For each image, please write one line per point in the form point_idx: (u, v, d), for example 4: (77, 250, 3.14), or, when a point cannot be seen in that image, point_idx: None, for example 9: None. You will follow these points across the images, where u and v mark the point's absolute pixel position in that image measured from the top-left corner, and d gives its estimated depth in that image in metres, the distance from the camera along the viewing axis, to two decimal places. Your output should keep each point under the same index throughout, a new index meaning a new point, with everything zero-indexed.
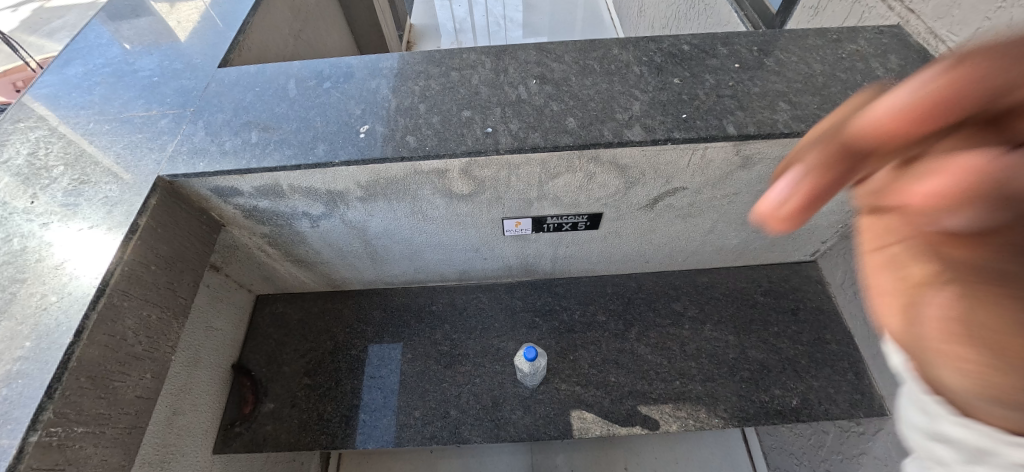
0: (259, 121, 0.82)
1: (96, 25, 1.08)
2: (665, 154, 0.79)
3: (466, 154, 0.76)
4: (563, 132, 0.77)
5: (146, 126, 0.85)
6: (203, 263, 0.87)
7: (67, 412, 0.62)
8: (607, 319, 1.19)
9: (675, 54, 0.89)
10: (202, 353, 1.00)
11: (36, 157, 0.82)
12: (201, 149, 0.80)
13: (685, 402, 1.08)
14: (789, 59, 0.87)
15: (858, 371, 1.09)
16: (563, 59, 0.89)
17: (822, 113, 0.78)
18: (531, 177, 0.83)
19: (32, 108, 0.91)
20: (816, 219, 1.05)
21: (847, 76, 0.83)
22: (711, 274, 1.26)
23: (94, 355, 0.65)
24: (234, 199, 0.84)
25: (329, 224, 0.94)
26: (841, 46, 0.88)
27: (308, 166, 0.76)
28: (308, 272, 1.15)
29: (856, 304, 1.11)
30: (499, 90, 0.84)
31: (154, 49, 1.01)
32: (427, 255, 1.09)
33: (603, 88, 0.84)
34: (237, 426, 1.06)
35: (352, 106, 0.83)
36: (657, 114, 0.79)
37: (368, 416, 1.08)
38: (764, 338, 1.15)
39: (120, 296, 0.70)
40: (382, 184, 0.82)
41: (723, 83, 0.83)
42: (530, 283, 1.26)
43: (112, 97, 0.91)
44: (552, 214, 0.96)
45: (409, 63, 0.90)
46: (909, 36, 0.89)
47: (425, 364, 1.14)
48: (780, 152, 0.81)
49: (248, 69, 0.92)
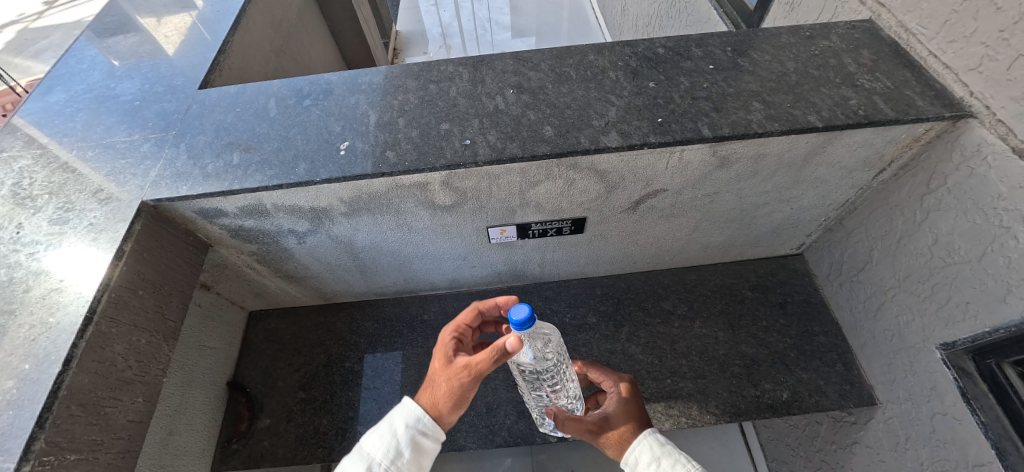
0: (240, 142, 0.83)
1: (76, 49, 1.09)
2: (643, 158, 0.80)
3: (445, 167, 0.77)
4: (541, 141, 0.78)
5: (129, 151, 0.86)
6: (191, 284, 0.88)
7: (59, 440, 0.62)
8: (597, 320, 1.20)
9: (650, 58, 0.90)
10: (196, 373, 1.01)
11: (21, 187, 0.83)
12: (184, 173, 0.80)
13: (677, 400, 1.09)
14: (762, 58, 0.88)
15: (846, 362, 1.10)
16: (540, 67, 0.90)
17: (796, 111, 0.79)
18: (512, 187, 0.84)
19: (16, 137, 0.91)
20: (799, 213, 1.06)
21: (820, 72, 0.84)
22: (699, 271, 1.27)
23: (84, 383, 0.66)
24: (219, 219, 0.85)
25: (316, 240, 0.95)
26: (813, 43, 0.89)
27: (290, 185, 0.77)
28: (299, 287, 1.15)
29: (842, 296, 1.13)
30: (477, 101, 0.86)
31: (135, 73, 1.01)
32: (415, 265, 1.10)
33: (580, 95, 0.84)
34: (235, 443, 1.08)
35: (332, 124, 0.84)
36: (633, 119, 0.80)
37: (364, 428, 1.09)
38: (753, 332, 1.16)
39: (109, 323, 0.71)
40: (365, 198, 0.83)
41: (698, 85, 0.84)
42: (520, 288, 1.27)
43: (94, 124, 0.92)
44: (537, 220, 0.97)
45: (388, 77, 0.91)
46: (881, 30, 0.89)
47: (419, 374, 1.15)
48: (757, 151, 0.82)
49: (229, 89, 0.93)
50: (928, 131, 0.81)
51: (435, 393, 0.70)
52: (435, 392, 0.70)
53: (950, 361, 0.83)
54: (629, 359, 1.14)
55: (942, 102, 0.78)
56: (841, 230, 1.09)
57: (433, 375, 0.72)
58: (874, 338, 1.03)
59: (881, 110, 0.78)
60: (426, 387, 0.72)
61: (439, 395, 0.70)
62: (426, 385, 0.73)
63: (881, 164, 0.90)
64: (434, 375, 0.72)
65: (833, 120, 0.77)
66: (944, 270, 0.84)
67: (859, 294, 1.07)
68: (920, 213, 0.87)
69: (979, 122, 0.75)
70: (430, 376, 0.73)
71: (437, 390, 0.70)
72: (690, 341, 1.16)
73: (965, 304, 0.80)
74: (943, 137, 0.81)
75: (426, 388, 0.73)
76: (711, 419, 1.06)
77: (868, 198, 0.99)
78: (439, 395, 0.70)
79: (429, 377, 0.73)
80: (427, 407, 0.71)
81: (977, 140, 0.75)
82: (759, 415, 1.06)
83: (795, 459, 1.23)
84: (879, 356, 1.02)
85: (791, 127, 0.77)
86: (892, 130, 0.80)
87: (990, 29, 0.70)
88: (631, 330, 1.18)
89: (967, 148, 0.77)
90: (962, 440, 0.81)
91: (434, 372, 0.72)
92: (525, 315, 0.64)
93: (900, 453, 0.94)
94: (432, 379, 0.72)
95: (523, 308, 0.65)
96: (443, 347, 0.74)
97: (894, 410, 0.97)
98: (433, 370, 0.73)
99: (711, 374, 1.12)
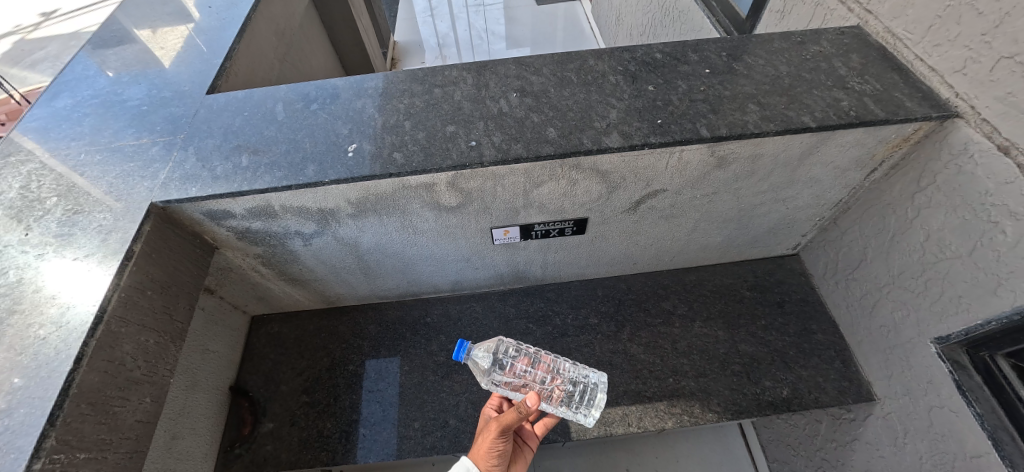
0: (249, 144, 0.85)
1: (83, 55, 1.10)
2: (643, 158, 0.82)
3: (451, 168, 0.78)
4: (545, 142, 0.80)
5: (137, 154, 0.87)
6: (198, 286, 0.89)
7: (69, 439, 0.62)
8: (599, 321, 1.22)
9: (648, 63, 0.93)
10: (199, 377, 1.01)
11: (29, 189, 0.83)
12: (193, 175, 0.81)
13: (679, 398, 1.10)
14: (756, 62, 0.91)
15: (844, 359, 1.12)
16: (542, 72, 0.93)
17: (790, 112, 0.81)
18: (517, 187, 0.86)
19: (22, 141, 0.92)
20: (795, 213, 1.09)
21: (812, 75, 0.87)
22: (698, 272, 1.29)
23: (94, 381, 0.66)
24: (227, 221, 0.86)
25: (322, 242, 0.96)
26: (805, 48, 0.92)
27: (299, 186, 0.78)
28: (302, 291, 1.16)
29: (838, 294, 1.15)
30: (481, 104, 0.88)
31: (142, 79, 1.03)
32: (420, 268, 1.11)
33: (581, 97, 0.87)
34: (238, 448, 1.08)
35: (339, 127, 0.86)
36: (633, 120, 0.82)
37: (367, 430, 1.09)
38: (752, 331, 1.18)
39: (118, 323, 0.71)
40: (372, 200, 0.84)
41: (696, 88, 0.87)
42: (522, 290, 1.28)
43: (102, 128, 0.93)
44: (540, 221, 0.98)
45: (393, 82, 0.93)
46: (869, 35, 0.93)
47: (422, 376, 1.15)
48: (753, 151, 0.85)
49: (237, 94, 0.95)
50: (916, 132, 0.83)
51: (484, 446, 0.85)
52: (484, 446, 0.85)
53: (945, 354, 0.85)
54: (631, 359, 1.16)
55: (929, 102, 0.80)
56: (836, 230, 1.12)
57: (478, 441, 0.88)
58: (871, 334, 1.05)
59: (871, 110, 0.81)
60: (476, 448, 0.86)
61: (485, 448, 0.85)
62: (476, 445, 0.87)
63: (872, 164, 0.93)
64: (478, 442, 0.87)
65: (826, 120, 0.80)
66: (936, 265, 0.86)
67: (855, 292, 1.09)
68: (911, 211, 0.90)
69: (965, 122, 0.77)
70: (476, 447, 0.87)
71: (484, 446, 0.85)
72: (691, 340, 1.18)
73: (958, 298, 0.83)
74: (931, 136, 0.84)
75: (476, 446, 0.87)
76: (714, 417, 1.07)
77: (861, 197, 1.02)
78: (484, 450, 0.85)
79: (475, 444, 0.88)
80: (479, 459, 0.85)
81: (964, 139, 0.78)
82: (761, 412, 1.08)
83: (796, 460, 1.23)
84: (876, 352, 1.04)
85: (786, 128, 0.79)
86: (883, 130, 0.83)
87: (972, 33, 0.73)
88: (632, 330, 1.20)
89: (955, 146, 0.80)
90: (959, 431, 0.82)
91: (479, 439, 0.88)
92: (459, 343, 0.84)
93: (900, 447, 0.95)
94: (478, 443, 0.87)
95: (465, 344, 0.85)
96: (482, 429, 0.90)
97: (892, 405, 0.98)
98: (477, 440, 0.88)
99: (713, 373, 1.13)
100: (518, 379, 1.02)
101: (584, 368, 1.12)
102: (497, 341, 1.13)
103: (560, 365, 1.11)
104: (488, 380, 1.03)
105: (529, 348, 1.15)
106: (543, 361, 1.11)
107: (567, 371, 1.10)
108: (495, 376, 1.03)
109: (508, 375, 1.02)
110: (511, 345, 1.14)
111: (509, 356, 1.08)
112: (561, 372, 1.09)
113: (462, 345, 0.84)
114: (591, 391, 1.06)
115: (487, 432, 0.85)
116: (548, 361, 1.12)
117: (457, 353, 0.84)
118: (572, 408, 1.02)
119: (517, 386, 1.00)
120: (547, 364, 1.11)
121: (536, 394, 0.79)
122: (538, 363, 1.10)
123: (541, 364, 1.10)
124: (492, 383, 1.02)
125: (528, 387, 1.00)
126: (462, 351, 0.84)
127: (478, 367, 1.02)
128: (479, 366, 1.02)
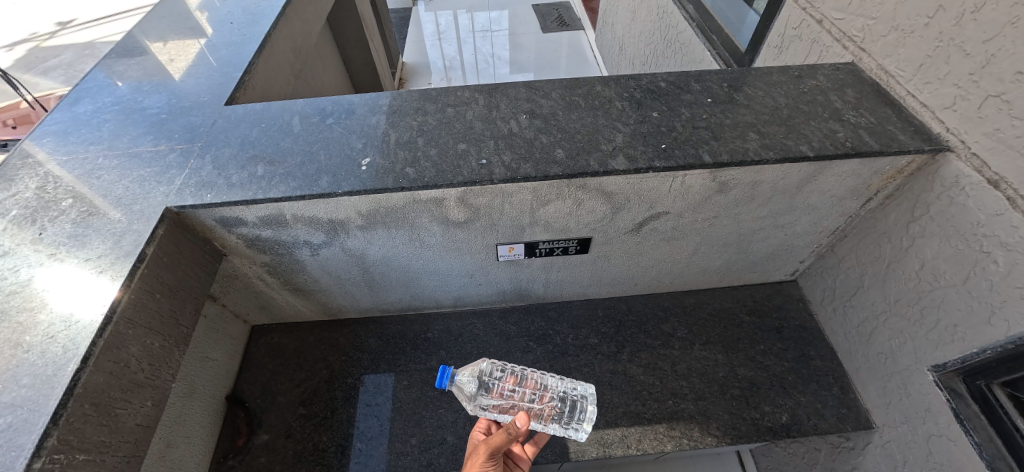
0: (264, 155, 0.87)
1: (104, 64, 1.14)
2: (647, 181, 0.85)
3: (462, 184, 0.80)
4: (552, 163, 0.83)
5: (154, 161, 0.89)
6: (203, 292, 0.89)
7: (70, 439, 0.62)
8: (599, 341, 1.23)
9: (653, 91, 0.97)
10: (198, 385, 1.01)
11: (45, 191, 0.85)
12: (209, 182, 0.83)
13: (678, 421, 1.10)
14: (755, 93, 0.95)
15: (843, 386, 1.12)
16: (551, 95, 0.97)
17: (788, 141, 0.85)
18: (524, 205, 0.88)
19: (40, 144, 0.94)
20: (794, 239, 1.12)
21: (810, 108, 0.91)
22: (698, 295, 1.31)
23: (99, 382, 0.67)
24: (237, 228, 0.87)
25: (328, 252, 0.97)
26: (802, 81, 0.97)
27: (312, 196, 0.79)
28: (305, 301, 1.17)
29: (836, 321, 1.17)
30: (492, 124, 0.91)
31: (162, 89, 1.06)
32: (423, 282, 1.13)
33: (588, 121, 0.90)
34: (230, 459, 1.06)
35: (354, 141, 0.88)
36: (638, 145, 0.85)
37: (364, 445, 1.07)
38: (751, 356, 1.19)
39: (126, 325, 0.71)
40: (382, 212, 0.86)
41: (698, 115, 0.91)
42: (523, 308, 1.29)
43: (120, 134, 0.95)
44: (545, 239, 1.00)
45: (407, 100, 0.97)
46: (863, 72, 0.97)
47: (421, 391, 1.15)
48: (754, 178, 0.88)
49: (255, 106, 0.98)
50: (909, 165, 0.87)
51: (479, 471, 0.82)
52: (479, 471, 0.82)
53: (942, 382, 0.87)
54: (631, 380, 1.16)
55: (922, 136, 0.84)
56: (833, 257, 1.14)
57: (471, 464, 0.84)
58: (869, 361, 1.06)
59: (866, 142, 0.84)
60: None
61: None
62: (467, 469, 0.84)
63: (868, 194, 0.96)
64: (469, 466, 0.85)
65: (823, 150, 0.83)
66: (931, 293, 0.88)
67: (852, 319, 1.11)
68: (906, 240, 0.93)
69: (956, 156, 0.81)
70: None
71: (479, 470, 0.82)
72: (690, 363, 1.18)
73: (953, 326, 0.84)
74: (923, 170, 0.87)
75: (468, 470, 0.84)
76: (713, 441, 1.07)
77: (857, 226, 1.04)
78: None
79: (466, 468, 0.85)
80: None
81: (955, 173, 0.81)
82: (760, 438, 1.07)
83: None
84: (874, 379, 1.05)
85: (785, 156, 0.82)
86: (877, 161, 0.86)
87: (961, 72, 0.78)
88: (632, 351, 1.21)
89: (947, 179, 0.82)
90: (959, 461, 0.82)
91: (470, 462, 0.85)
92: (442, 371, 0.86)
93: None
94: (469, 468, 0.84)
95: (446, 372, 0.86)
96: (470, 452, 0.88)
97: (891, 434, 0.98)
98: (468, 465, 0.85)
99: (712, 396, 1.13)
100: (506, 400, 1.03)
101: (573, 381, 1.14)
102: (482, 360, 1.13)
103: (547, 381, 1.12)
104: (473, 405, 1.04)
105: (517, 366, 1.16)
106: (530, 378, 1.12)
107: (553, 387, 1.11)
108: (481, 401, 1.04)
109: (494, 397, 1.04)
110: (495, 366, 1.14)
111: (496, 378, 1.09)
112: (549, 388, 1.10)
113: (444, 372, 0.86)
114: (580, 405, 1.09)
115: (479, 457, 0.83)
116: (535, 377, 1.13)
117: (440, 380, 0.86)
118: (562, 424, 1.06)
119: (506, 409, 1.01)
120: (534, 380, 1.12)
121: (525, 414, 0.79)
122: (525, 381, 1.11)
123: (528, 382, 1.11)
124: (478, 407, 1.04)
125: (517, 407, 1.01)
126: (445, 378, 0.86)
127: (463, 392, 1.04)
128: (463, 391, 1.04)
